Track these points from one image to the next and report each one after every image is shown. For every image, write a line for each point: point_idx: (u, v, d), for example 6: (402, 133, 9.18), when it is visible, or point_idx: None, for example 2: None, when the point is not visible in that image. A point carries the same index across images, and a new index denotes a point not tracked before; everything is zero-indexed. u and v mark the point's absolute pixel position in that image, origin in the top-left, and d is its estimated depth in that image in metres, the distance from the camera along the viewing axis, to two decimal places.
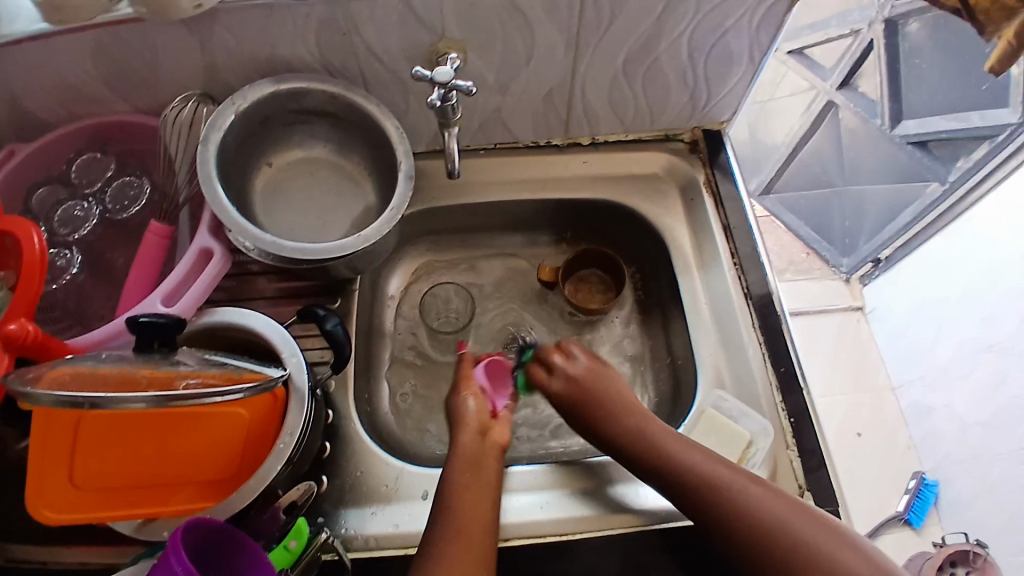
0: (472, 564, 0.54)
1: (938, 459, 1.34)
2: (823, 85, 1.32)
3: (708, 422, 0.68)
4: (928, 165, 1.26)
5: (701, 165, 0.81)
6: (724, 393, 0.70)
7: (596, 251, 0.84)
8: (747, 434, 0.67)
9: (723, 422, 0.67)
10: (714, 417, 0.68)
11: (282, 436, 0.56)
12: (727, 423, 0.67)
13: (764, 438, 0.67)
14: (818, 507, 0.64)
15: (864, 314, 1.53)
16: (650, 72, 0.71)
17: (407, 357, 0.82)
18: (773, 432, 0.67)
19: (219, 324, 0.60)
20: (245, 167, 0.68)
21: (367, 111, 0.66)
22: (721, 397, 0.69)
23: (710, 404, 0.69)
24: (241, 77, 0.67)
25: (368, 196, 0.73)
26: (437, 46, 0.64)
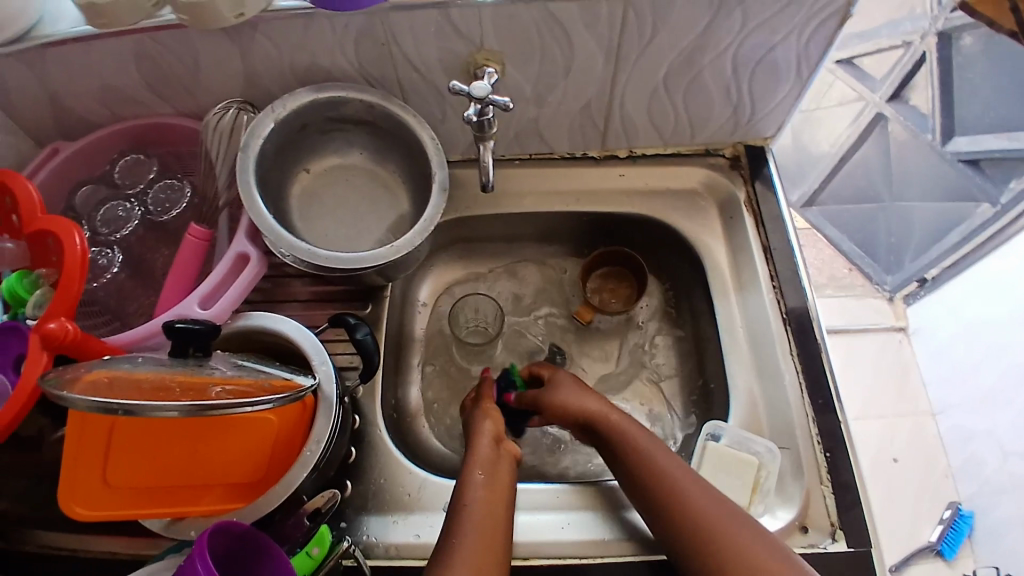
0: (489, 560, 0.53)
1: (977, 489, 1.29)
2: (872, 97, 1.29)
3: (715, 454, 0.68)
4: (980, 186, 1.22)
5: (742, 182, 0.79)
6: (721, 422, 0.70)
7: (622, 253, 0.83)
8: (756, 459, 0.67)
9: (725, 451, 0.67)
10: (717, 449, 0.68)
11: (309, 444, 0.56)
12: (731, 452, 0.67)
13: (772, 461, 0.67)
14: (850, 547, 0.62)
15: (908, 335, 1.47)
16: (692, 87, 0.69)
17: (435, 365, 0.82)
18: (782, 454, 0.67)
19: (253, 328, 0.61)
20: (283, 174, 0.69)
21: (403, 120, 0.66)
22: (719, 425, 0.70)
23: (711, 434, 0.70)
24: (281, 82, 0.67)
25: (401, 204, 0.73)
26: (476, 57, 0.64)
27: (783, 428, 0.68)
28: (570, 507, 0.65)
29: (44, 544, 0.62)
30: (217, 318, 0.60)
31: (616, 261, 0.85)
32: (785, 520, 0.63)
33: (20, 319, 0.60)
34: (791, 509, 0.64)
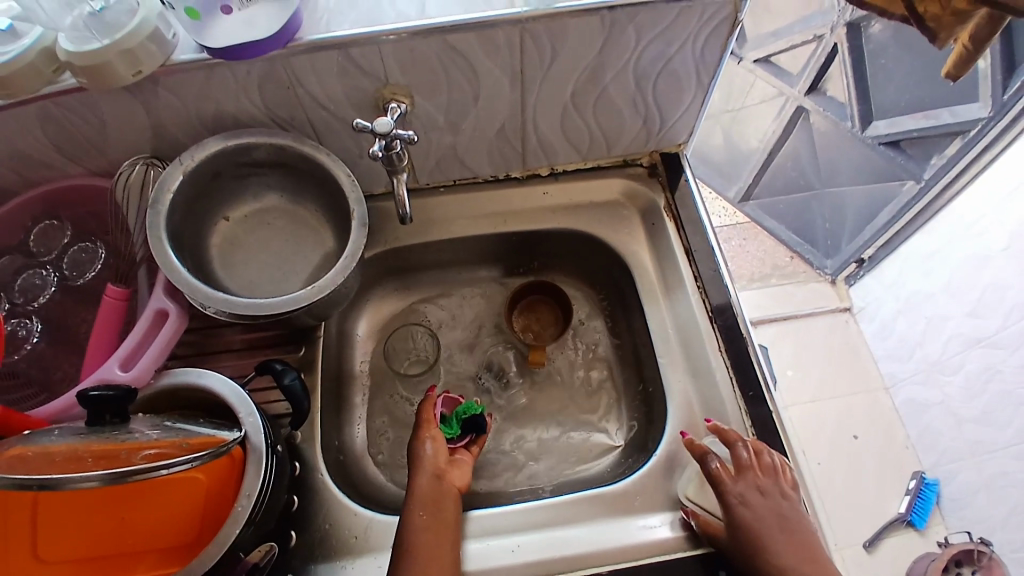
0: None
1: (937, 458, 1.32)
2: (791, 92, 1.31)
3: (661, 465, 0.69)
4: (902, 165, 1.25)
5: (661, 189, 0.81)
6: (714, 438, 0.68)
7: (545, 284, 0.85)
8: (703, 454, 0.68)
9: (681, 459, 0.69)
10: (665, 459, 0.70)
11: (240, 498, 0.56)
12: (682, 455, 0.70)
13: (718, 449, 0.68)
14: None
15: (853, 314, 1.52)
16: (600, 102, 0.71)
17: (376, 399, 0.82)
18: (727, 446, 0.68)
19: (177, 386, 0.60)
20: (200, 224, 0.69)
21: (317, 161, 0.66)
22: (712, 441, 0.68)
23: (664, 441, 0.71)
24: (189, 133, 0.67)
25: (327, 242, 0.72)
26: (382, 93, 0.64)
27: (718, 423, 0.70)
28: (518, 530, 0.66)
29: None
30: (139, 379, 0.59)
31: (538, 290, 0.86)
32: None
33: None
34: None
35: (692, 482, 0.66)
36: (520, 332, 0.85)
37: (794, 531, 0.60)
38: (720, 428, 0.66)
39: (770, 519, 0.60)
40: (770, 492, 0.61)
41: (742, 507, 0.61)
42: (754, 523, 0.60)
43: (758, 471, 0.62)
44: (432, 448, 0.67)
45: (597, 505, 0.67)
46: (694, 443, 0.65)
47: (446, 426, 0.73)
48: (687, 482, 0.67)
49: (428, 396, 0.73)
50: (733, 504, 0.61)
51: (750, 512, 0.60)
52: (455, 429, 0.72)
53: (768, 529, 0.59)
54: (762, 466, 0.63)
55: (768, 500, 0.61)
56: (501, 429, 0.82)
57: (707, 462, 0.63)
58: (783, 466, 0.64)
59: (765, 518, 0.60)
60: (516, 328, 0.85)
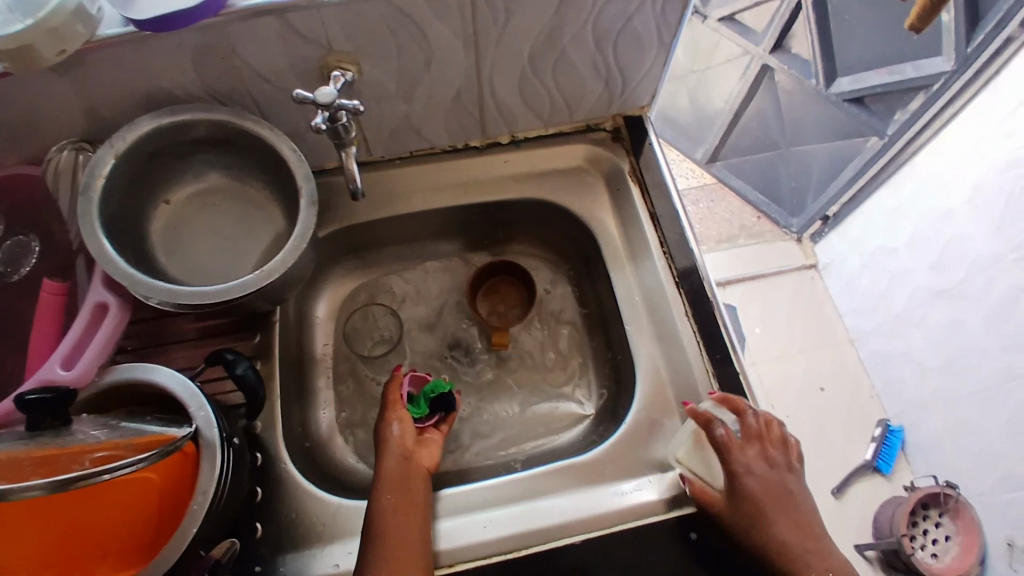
0: None
1: (901, 407, 1.34)
2: (756, 50, 1.28)
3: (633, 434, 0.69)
4: (866, 121, 1.24)
5: (625, 153, 0.79)
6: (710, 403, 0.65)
7: (508, 263, 0.82)
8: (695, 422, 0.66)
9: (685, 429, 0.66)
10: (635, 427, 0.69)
11: (195, 496, 0.53)
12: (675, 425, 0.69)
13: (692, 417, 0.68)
14: None
15: (819, 271, 1.53)
16: (560, 64, 0.68)
17: (339, 380, 0.80)
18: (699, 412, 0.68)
19: (120, 384, 0.57)
20: (138, 209, 0.64)
21: (260, 136, 0.62)
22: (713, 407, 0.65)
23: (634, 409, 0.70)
24: (122, 112, 0.62)
25: (277, 222, 0.69)
26: (327, 61, 0.60)
27: (686, 388, 0.69)
28: (489, 506, 0.65)
29: None
30: (82, 378, 0.56)
31: (503, 270, 0.84)
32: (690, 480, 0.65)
33: None
34: None
35: (685, 444, 0.65)
36: (485, 315, 0.83)
37: (791, 502, 0.60)
38: (728, 398, 0.64)
39: (773, 490, 0.60)
40: (776, 464, 0.61)
41: (748, 477, 0.60)
42: (757, 493, 0.59)
43: (768, 442, 0.62)
44: (400, 429, 0.65)
45: (567, 475, 0.67)
46: (699, 410, 0.63)
47: (413, 407, 0.71)
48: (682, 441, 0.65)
49: (395, 374, 0.70)
50: (739, 473, 0.60)
51: (754, 483, 0.60)
52: (420, 408, 0.71)
53: (768, 500, 0.59)
54: (771, 437, 0.62)
55: (774, 472, 0.60)
56: (470, 406, 0.81)
57: (713, 427, 0.62)
58: (789, 438, 0.63)
59: (767, 489, 0.60)
60: (479, 311, 0.83)
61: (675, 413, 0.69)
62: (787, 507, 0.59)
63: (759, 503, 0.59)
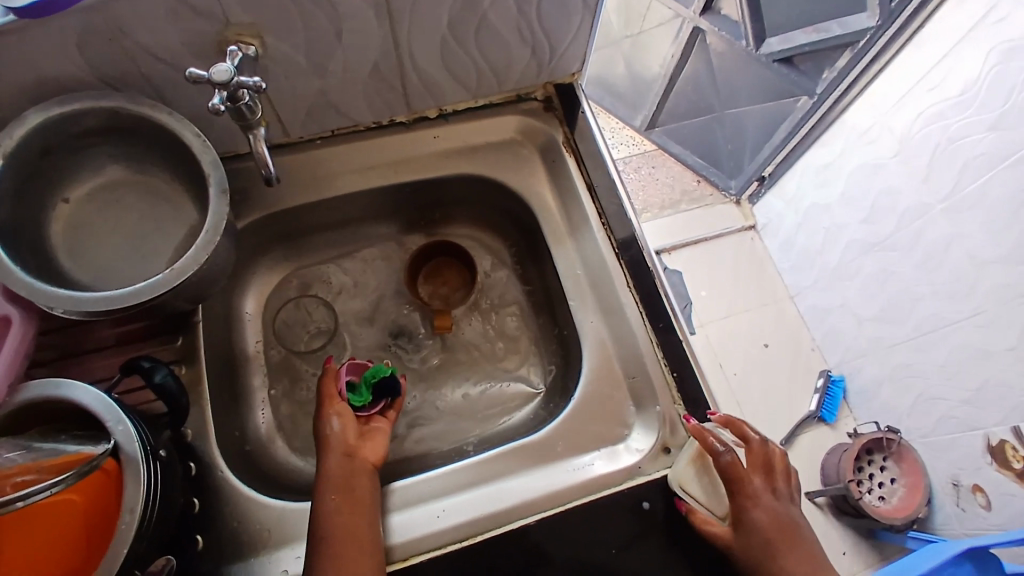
0: None
1: (841, 356, 1.38)
2: (687, 13, 1.26)
3: (585, 412, 0.68)
4: (795, 80, 1.26)
5: (558, 123, 0.76)
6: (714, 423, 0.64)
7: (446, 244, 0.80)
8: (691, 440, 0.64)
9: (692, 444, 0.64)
10: (585, 403, 0.68)
11: (122, 515, 0.49)
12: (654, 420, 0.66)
13: (645, 387, 0.68)
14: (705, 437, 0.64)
15: (757, 232, 1.56)
16: (481, 30, 0.64)
17: (275, 377, 0.76)
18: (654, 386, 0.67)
19: (29, 402, 0.52)
20: (33, 209, 0.59)
21: (159, 122, 0.57)
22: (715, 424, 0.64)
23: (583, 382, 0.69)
24: (2, 106, 0.56)
25: (190, 215, 0.64)
26: (225, 34, 0.55)
27: (631, 359, 0.69)
28: (443, 495, 0.63)
29: None
30: None
31: (442, 251, 0.82)
32: (641, 450, 0.65)
33: None
34: (647, 437, 0.66)
35: (686, 459, 0.63)
36: (426, 298, 0.81)
37: (795, 534, 0.58)
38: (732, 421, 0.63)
39: (779, 522, 0.58)
40: (781, 496, 0.61)
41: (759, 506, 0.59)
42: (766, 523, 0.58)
43: (776, 470, 0.61)
44: (340, 425, 0.63)
45: (522, 457, 0.66)
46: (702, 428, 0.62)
47: (357, 396, 0.67)
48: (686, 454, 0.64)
49: (328, 370, 0.67)
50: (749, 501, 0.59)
51: (765, 512, 0.59)
52: (361, 398, 0.67)
53: (772, 532, 0.58)
54: (777, 468, 0.62)
55: (780, 502, 0.60)
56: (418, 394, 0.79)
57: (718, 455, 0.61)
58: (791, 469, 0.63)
59: (770, 521, 0.58)
60: (421, 294, 0.81)
61: (623, 387, 0.69)
62: (794, 541, 0.58)
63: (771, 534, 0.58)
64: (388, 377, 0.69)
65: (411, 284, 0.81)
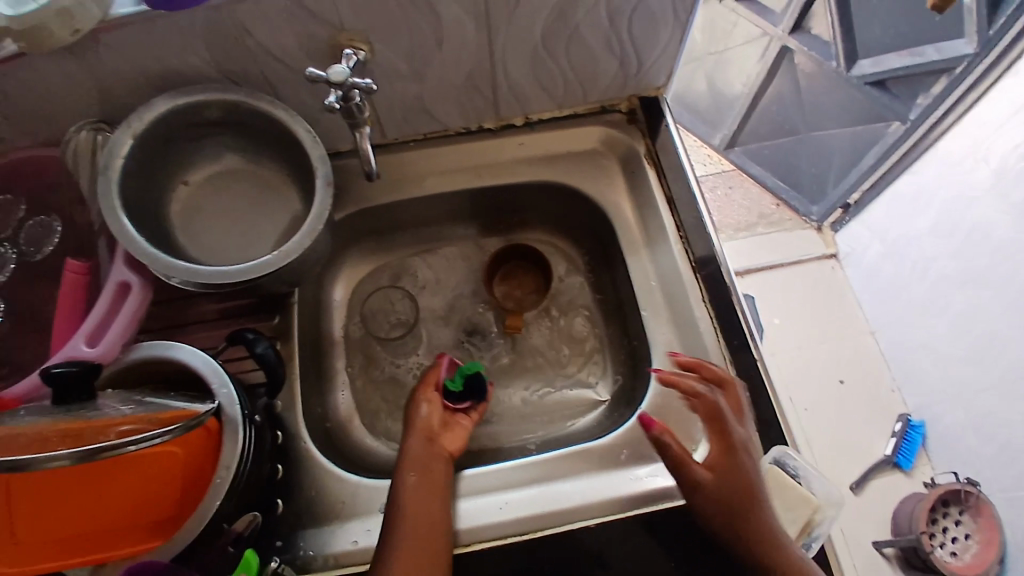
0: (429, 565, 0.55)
1: (922, 400, 1.31)
2: (776, 31, 1.24)
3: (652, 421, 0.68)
4: (887, 104, 1.22)
5: (641, 136, 0.78)
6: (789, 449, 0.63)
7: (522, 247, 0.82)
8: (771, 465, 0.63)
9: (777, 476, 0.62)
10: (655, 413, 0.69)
11: (218, 471, 0.55)
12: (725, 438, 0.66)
13: None
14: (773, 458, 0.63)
15: (839, 261, 1.50)
16: (571, 41, 0.67)
17: (356, 361, 0.81)
18: None
19: (144, 360, 0.58)
20: (157, 189, 0.65)
21: (275, 117, 0.63)
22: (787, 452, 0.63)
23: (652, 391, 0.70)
24: (140, 95, 0.63)
25: (293, 204, 0.69)
26: (337, 39, 0.60)
27: None
28: (508, 488, 0.66)
29: None
30: (108, 354, 0.57)
31: (517, 253, 0.84)
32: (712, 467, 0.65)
33: None
34: (716, 455, 0.65)
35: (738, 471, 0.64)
36: (501, 299, 0.83)
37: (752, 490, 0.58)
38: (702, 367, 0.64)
39: (743, 476, 0.59)
40: (752, 451, 0.61)
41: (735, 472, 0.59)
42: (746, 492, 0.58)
43: (721, 419, 0.61)
44: (428, 408, 0.68)
45: (583, 462, 0.67)
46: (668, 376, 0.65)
47: (455, 381, 0.72)
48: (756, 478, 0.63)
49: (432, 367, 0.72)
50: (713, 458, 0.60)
51: (710, 471, 0.60)
52: (457, 386, 0.72)
53: (737, 488, 0.58)
54: (721, 424, 0.61)
55: (748, 456, 0.60)
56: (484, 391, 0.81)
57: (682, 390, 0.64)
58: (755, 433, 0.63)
59: (727, 488, 0.59)
60: (495, 295, 0.83)
61: (693, 403, 0.69)
62: (755, 504, 0.58)
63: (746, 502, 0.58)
64: (477, 378, 0.73)
65: (489, 283, 0.83)
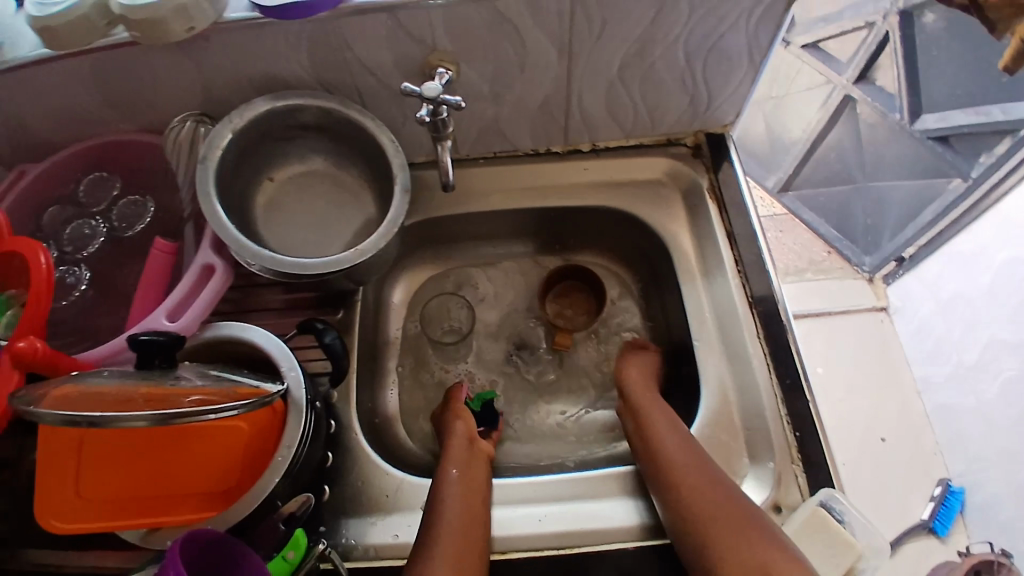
0: (470, 550, 0.57)
1: (965, 465, 1.27)
2: (840, 79, 1.27)
3: None
4: (949, 161, 1.19)
5: (705, 170, 0.80)
6: (836, 492, 0.64)
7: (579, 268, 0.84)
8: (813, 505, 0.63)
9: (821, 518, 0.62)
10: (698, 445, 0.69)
11: (280, 450, 0.58)
12: (767, 473, 0.66)
13: (763, 436, 0.68)
14: (818, 500, 0.63)
15: (890, 315, 1.47)
16: (647, 76, 0.70)
17: (408, 364, 0.84)
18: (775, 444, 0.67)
19: (221, 337, 0.62)
20: (246, 182, 0.70)
21: (362, 125, 0.67)
22: (835, 495, 0.64)
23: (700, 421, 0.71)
24: (239, 94, 0.68)
25: (368, 209, 0.74)
26: (429, 59, 0.64)
27: (753, 411, 0.70)
28: (546, 501, 0.67)
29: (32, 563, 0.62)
30: (186, 329, 0.61)
31: (571, 275, 0.86)
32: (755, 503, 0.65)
33: None
34: (761, 491, 0.66)
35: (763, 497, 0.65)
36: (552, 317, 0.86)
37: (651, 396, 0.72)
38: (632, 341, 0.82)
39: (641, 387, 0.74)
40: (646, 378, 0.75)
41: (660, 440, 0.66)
42: (672, 458, 0.64)
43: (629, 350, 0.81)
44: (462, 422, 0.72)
45: (611, 483, 0.68)
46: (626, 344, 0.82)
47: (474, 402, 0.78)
48: (798, 520, 0.63)
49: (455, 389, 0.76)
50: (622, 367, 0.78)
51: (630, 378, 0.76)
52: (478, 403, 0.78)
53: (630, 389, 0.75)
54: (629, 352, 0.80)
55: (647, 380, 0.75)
56: (526, 405, 0.83)
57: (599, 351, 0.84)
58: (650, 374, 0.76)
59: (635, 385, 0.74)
60: (547, 312, 0.86)
61: (739, 438, 0.70)
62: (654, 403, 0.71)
63: (674, 465, 0.63)
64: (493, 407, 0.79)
65: (541, 301, 0.86)
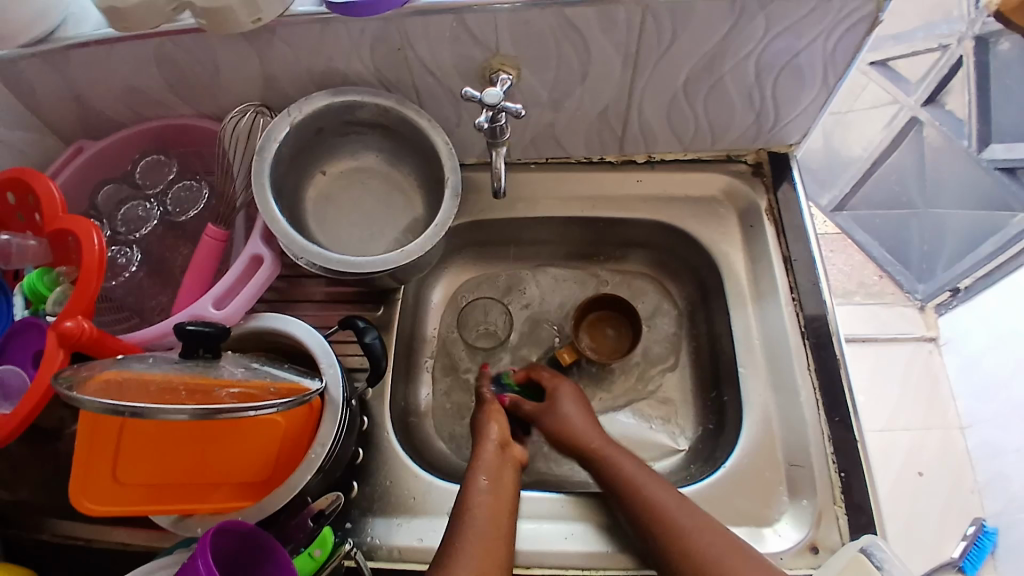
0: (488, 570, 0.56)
1: (1003, 506, 1.20)
2: (907, 100, 1.17)
3: (732, 487, 0.67)
4: (1017, 194, 1.12)
5: (764, 190, 0.77)
6: (879, 540, 0.61)
7: (613, 298, 0.82)
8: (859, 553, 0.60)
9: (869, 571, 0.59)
10: (738, 474, 0.67)
11: (314, 447, 0.58)
12: (806, 513, 0.64)
13: (807, 466, 0.66)
14: (862, 548, 0.60)
15: (939, 346, 1.36)
16: (712, 92, 0.67)
17: (444, 364, 0.83)
18: (817, 484, 0.65)
19: (264, 328, 0.62)
20: (300, 175, 0.70)
21: (418, 125, 0.66)
22: (878, 543, 0.61)
23: (744, 453, 0.68)
24: (298, 86, 0.67)
25: (416, 208, 0.73)
26: (491, 63, 0.63)
27: (797, 447, 0.67)
28: (570, 517, 0.65)
29: (62, 533, 0.63)
30: (230, 319, 0.61)
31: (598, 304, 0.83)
32: (794, 542, 0.63)
33: (41, 316, 0.63)
34: (800, 532, 0.63)
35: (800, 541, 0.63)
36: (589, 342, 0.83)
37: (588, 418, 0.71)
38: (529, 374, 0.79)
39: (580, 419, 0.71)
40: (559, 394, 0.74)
41: (647, 489, 0.62)
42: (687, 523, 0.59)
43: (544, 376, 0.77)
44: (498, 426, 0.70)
45: None
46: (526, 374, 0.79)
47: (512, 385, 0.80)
48: (840, 561, 0.60)
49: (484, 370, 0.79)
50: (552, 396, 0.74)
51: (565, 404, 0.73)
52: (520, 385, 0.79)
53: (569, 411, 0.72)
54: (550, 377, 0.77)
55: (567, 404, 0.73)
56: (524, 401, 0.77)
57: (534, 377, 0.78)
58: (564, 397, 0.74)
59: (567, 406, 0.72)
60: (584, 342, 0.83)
61: (781, 473, 0.67)
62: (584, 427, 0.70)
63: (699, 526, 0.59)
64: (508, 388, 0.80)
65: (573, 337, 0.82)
